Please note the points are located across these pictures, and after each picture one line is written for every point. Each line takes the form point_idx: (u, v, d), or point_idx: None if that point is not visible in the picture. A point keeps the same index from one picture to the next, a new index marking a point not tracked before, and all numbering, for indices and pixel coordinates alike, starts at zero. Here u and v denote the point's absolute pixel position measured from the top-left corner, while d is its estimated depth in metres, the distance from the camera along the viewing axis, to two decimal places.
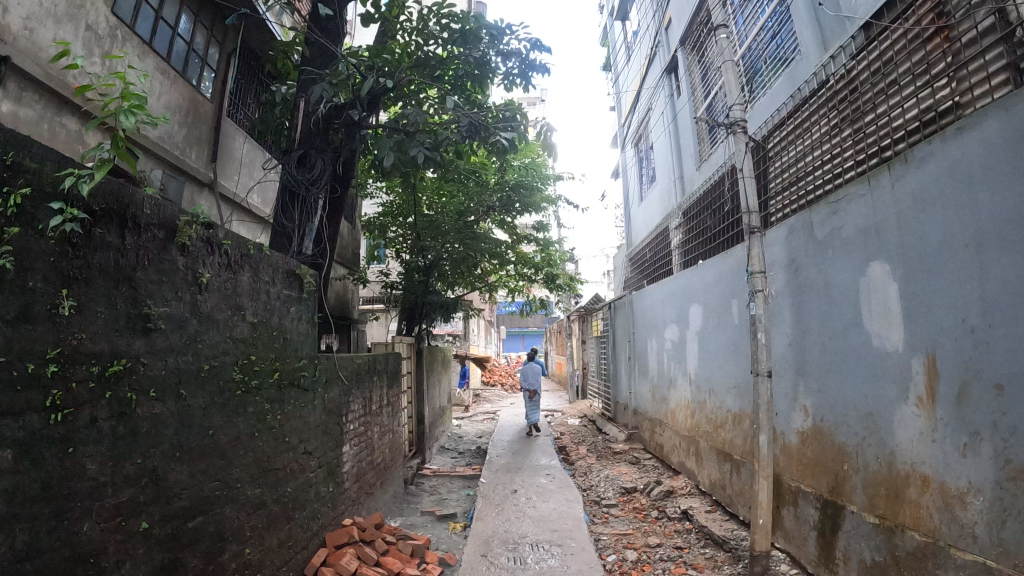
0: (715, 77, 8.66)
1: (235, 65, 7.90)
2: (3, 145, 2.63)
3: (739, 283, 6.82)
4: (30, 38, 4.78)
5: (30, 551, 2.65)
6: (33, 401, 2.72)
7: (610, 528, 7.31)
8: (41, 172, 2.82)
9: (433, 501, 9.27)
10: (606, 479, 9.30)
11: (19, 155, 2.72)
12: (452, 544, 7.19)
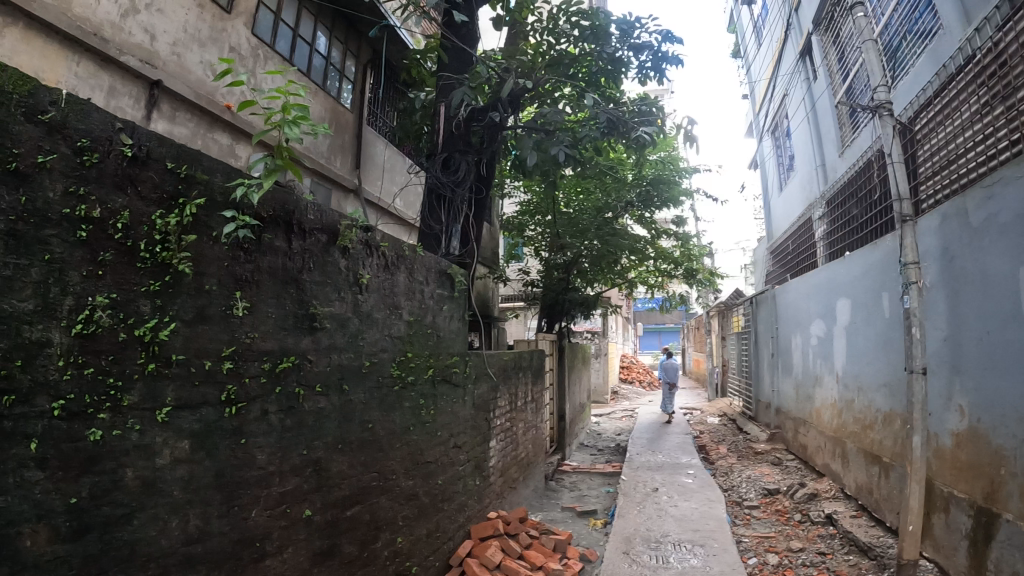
0: (853, 57, 8.21)
1: (369, 76, 8.22)
2: (176, 160, 2.86)
3: (890, 275, 6.42)
4: (178, 62, 5.30)
5: (202, 534, 2.86)
6: (209, 396, 2.95)
7: (751, 531, 7.09)
8: (213, 184, 3.04)
9: (574, 496, 9.31)
10: (748, 480, 9.01)
11: (192, 169, 2.94)
12: (592, 540, 7.22)
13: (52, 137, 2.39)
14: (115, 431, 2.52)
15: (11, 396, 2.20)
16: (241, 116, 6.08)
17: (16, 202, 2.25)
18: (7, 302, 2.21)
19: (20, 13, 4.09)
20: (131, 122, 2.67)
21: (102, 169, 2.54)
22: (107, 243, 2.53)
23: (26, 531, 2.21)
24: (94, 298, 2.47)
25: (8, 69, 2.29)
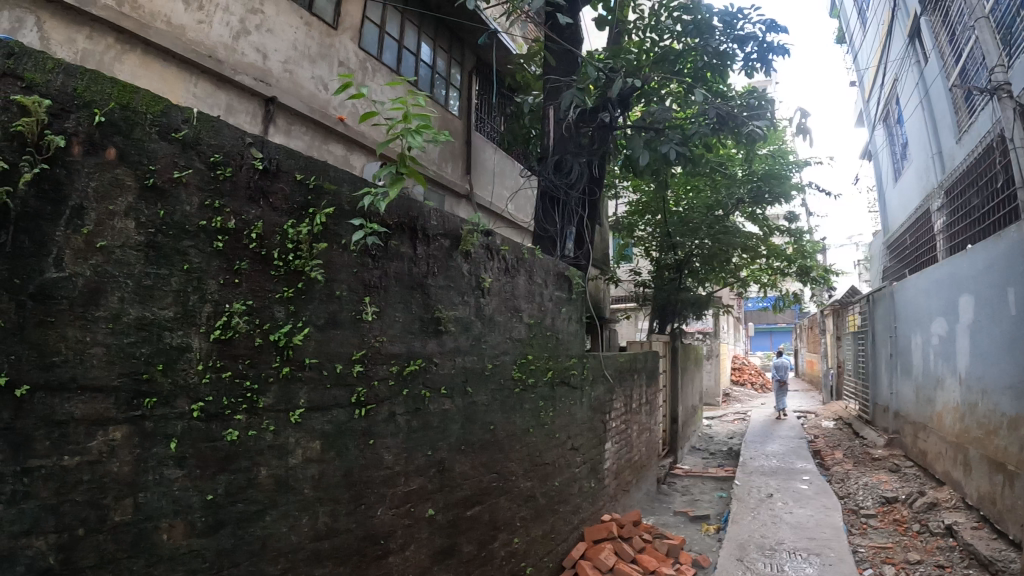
0: (965, 36, 7.72)
1: (474, 83, 8.27)
2: (304, 172, 2.98)
3: (1016, 269, 5.97)
4: (291, 79, 5.51)
5: (330, 531, 2.96)
6: (339, 398, 3.07)
7: (868, 540, 6.78)
8: (341, 194, 3.15)
9: (686, 501, 9.11)
10: (865, 488, 8.57)
11: (320, 179, 3.05)
12: (705, 546, 7.06)
13: (187, 154, 2.53)
14: (250, 431, 2.66)
15: (152, 398, 2.35)
16: (354, 127, 6.23)
17: (155, 216, 2.41)
18: (148, 310, 2.37)
19: (137, 40, 4.42)
20: (260, 136, 2.80)
21: (234, 182, 2.68)
22: (242, 253, 2.67)
23: (165, 526, 2.35)
24: (231, 306, 2.61)
25: (140, 93, 2.44)
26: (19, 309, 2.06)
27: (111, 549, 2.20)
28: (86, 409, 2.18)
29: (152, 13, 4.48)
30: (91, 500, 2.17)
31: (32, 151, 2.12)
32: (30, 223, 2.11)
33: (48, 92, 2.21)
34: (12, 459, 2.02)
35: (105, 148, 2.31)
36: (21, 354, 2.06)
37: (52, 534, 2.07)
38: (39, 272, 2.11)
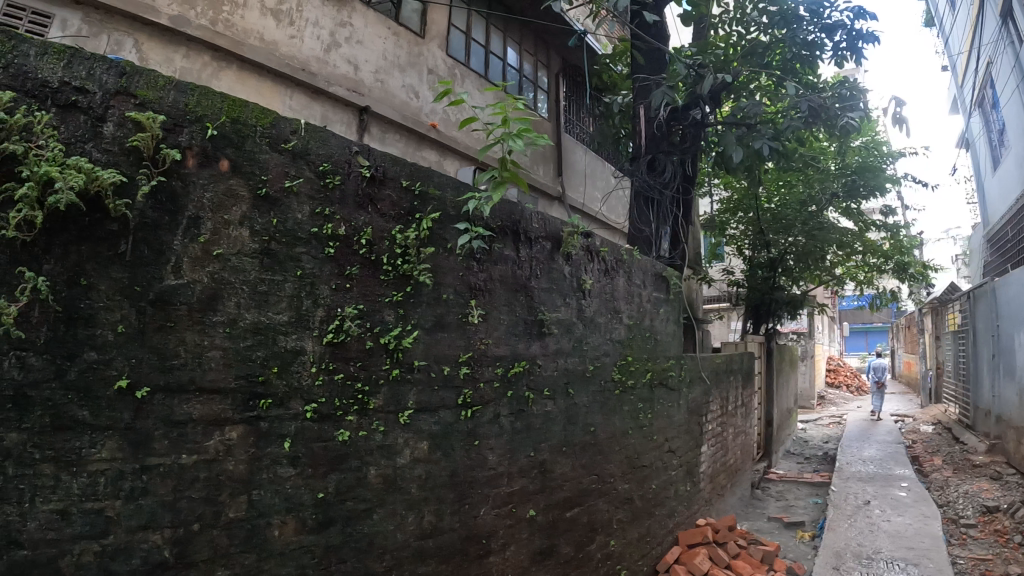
0: None
1: (561, 85, 8.21)
2: (410, 178, 3.05)
3: None
4: (383, 88, 5.58)
5: (435, 529, 3.01)
6: (447, 399, 3.12)
7: (968, 552, 6.41)
8: (445, 199, 3.20)
9: (780, 506, 8.85)
10: (965, 496, 8.09)
11: (425, 185, 3.11)
12: (800, 554, 6.83)
13: (297, 163, 2.63)
14: (360, 432, 2.74)
15: (267, 399, 2.46)
16: (447, 133, 6.23)
17: (268, 224, 2.52)
18: (263, 314, 2.48)
19: (233, 57, 4.62)
20: (366, 144, 2.87)
21: (343, 190, 2.76)
22: (353, 259, 2.77)
23: (277, 522, 2.45)
24: (343, 310, 2.71)
25: (249, 106, 2.54)
26: (139, 315, 2.19)
27: (224, 543, 2.30)
28: (203, 410, 2.30)
29: (245, 31, 4.66)
30: (206, 496, 2.28)
31: (148, 164, 2.25)
32: (148, 232, 2.24)
33: (162, 108, 2.33)
34: (133, 457, 2.15)
35: (218, 161, 2.42)
36: (142, 357, 2.18)
37: (168, 529, 2.19)
38: (158, 279, 2.24)
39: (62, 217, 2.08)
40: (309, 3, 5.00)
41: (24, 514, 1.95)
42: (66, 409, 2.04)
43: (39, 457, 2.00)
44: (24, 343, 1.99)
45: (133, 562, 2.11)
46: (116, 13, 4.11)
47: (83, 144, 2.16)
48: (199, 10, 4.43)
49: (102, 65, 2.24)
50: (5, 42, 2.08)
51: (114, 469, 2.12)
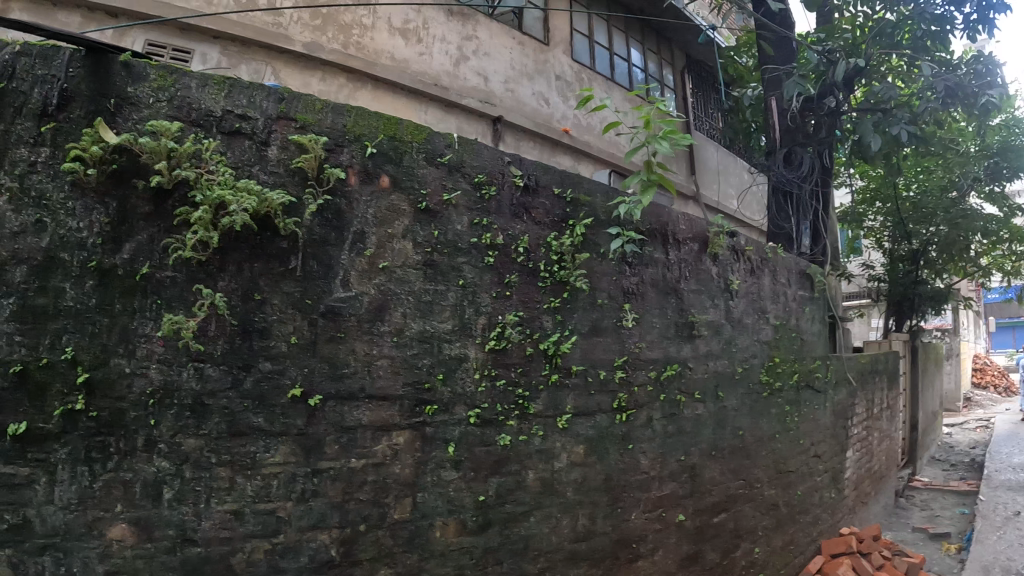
0: None
1: (687, 82, 7.96)
2: (562, 185, 3.16)
3: None
4: (515, 97, 5.59)
5: (588, 532, 3.03)
6: (603, 403, 3.16)
7: None
8: (596, 205, 3.28)
9: (925, 517, 8.29)
10: None
11: (576, 192, 3.21)
12: (946, 568, 6.37)
13: (453, 177, 2.79)
14: (521, 436, 2.83)
15: (432, 406, 2.60)
16: (580, 138, 6.16)
17: (431, 236, 2.69)
18: (429, 323, 2.65)
19: (367, 77, 4.76)
20: (517, 154, 3.00)
21: (499, 201, 2.91)
22: (512, 267, 2.90)
23: (438, 523, 2.56)
24: (504, 317, 2.84)
25: (404, 124, 2.69)
26: (311, 327, 2.41)
27: (388, 544, 2.43)
28: (372, 416, 2.48)
29: (376, 51, 4.78)
30: (372, 498, 2.43)
31: (312, 183, 2.46)
32: (316, 248, 2.46)
33: (322, 130, 2.52)
34: (305, 460, 2.34)
35: (378, 177, 2.61)
36: (313, 366, 2.39)
37: (335, 529, 2.35)
38: (326, 293, 2.45)
39: (234, 238, 2.31)
40: (436, 20, 5.08)
41: (201, 512, 2.18)
42: (243, 416, 2.27)
43: (216, 461, 2.22)
44: (202, 355, 2.24)
45: (301, 559, 2.28)
46: (251, 44, 4.35)
47: (250, 168, 2.39)
48: (332, 35, 4.60)
49: (261, 93, 2.45)
50: (170, 77, 2.33)
51: (287, 473, 2.31)
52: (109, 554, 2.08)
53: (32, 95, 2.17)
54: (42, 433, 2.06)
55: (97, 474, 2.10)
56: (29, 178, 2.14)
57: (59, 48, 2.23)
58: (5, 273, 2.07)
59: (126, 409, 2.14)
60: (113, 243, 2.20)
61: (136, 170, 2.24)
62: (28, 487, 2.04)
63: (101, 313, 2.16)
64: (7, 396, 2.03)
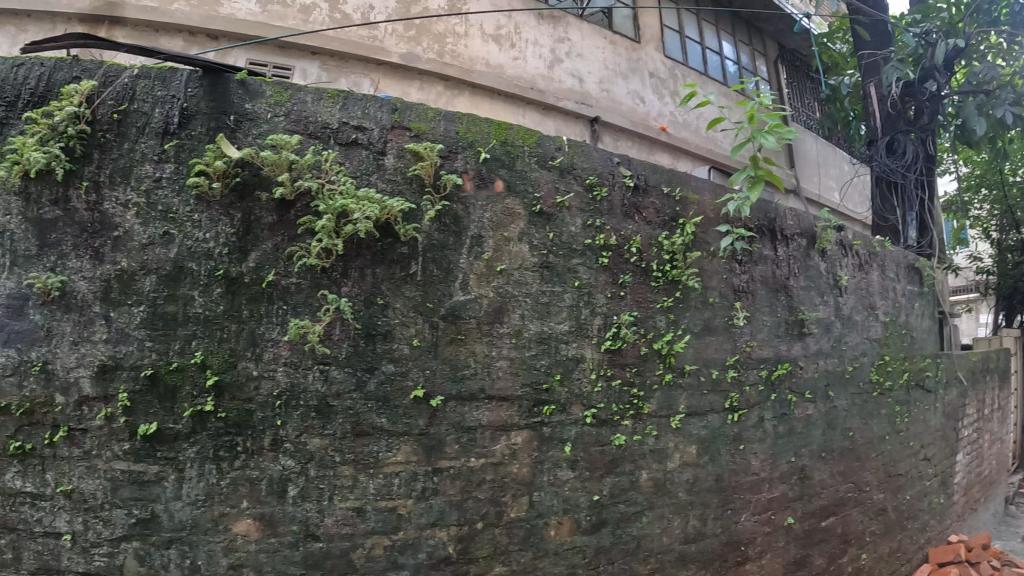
0: None
1: (782, 73, 7.59)
2: (670, 185, 3.19)
3: None
4: (610, 97, 5.50)
5: (699, 534, 3.01)
6: (715, 403, 3.15)
7: None
8: (703, 203, 3.27)
9: None
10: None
11: (684, 190, 3.22)
12: None
13: (565, 179, 2.88)
14: (635, 436, 2.86)
15: (550, 406, 2.68)
16: (678, 135, 5.97)
17: (546, 238, 2.78)
18: (546, 325, 2.73)
19: (465, 84, 4.83)
20: (626, 155, 3.07)
21: (611, 201, 2.97)
22: (625, 267, 2.95)
23: (553, 522, 2.62)
24: (619, 318, 2.88)
25: (513, 128, 2.81)
26: (432, 329, 2.53)
27: (504, 541, 2.52)
28: (491, 416, 2.56)
29: (471, 59, 4.85)
30: (490, 497, 2.52)
31: (430, 189, 2.59)
32: (435, 252, 2.58)
33: (436, 138, 2.67)
34: (425, 460, 2.45)
35: (493, 182, 2.73)
36: (435, 368, 2.51)
37: (453, 527, 2.45)
38: (447, 296, 2.57)
39: (356, 244, 2.45)
40: (527, 25, 5.11)
41: (323, 509, 2.32)
42: (366, 416, 2.40)
43: (340, 460, 2.36)
44: (328, 358, 2.39)
45: (419, 555, 2.39)
46: (349, 58, 4.48)
47: (369, 176, 2.53)
48: (426, 44, 4.69)
49: (375, 104, 2.61)
50: (285, 92, 2.51)
51: (408, 472, 2.42)
52: (233, 548, 2.23)
53: (154, 115, 2.39)
54: (172, 433, 2.25)
55: (224, 472, 2.26)
56: (155, 193, 2.34)
57: (179, 70, 2.47)
58: (137, 283, 2.29)
59: (253, 410, 2.31)
60: (239, 251, 2.36)
61: (258, 182, 2.40)
62: (158, 483, 2.23)
63: (228, 319, 2.33)
64: (141, 398, 2.24)
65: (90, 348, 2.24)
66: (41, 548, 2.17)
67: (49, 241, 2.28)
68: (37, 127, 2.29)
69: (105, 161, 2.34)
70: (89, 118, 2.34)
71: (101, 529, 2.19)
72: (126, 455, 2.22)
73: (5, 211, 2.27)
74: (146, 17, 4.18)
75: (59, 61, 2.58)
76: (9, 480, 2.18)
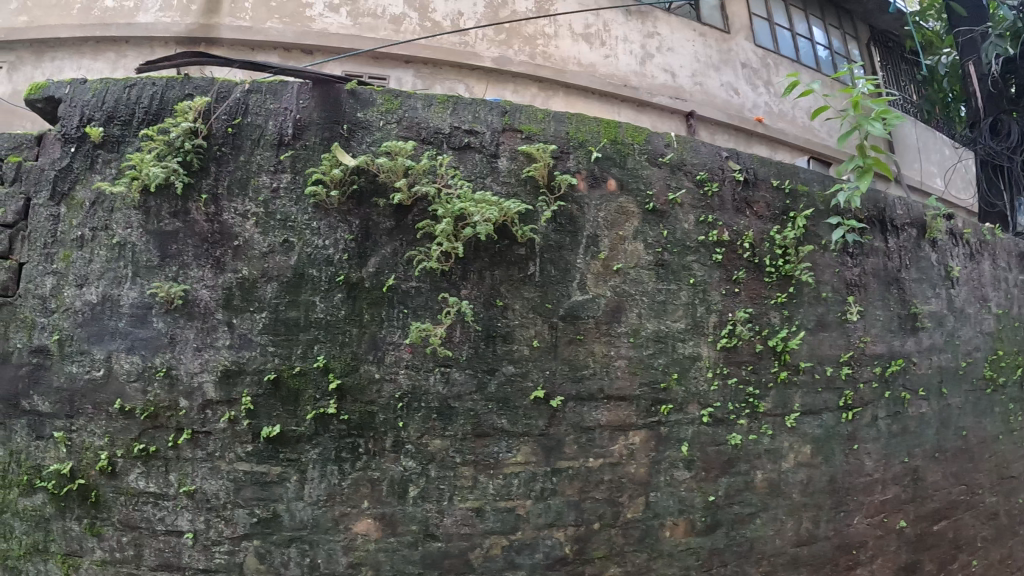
0: None
1: (875, 55, 7.15)
2: (779, 178, 3.25)
3: None
4: (703, 91, 5.31)
5: (811, 537, 3.06)
6: (830, 401, 3.20)
7: None
8: (814, 195, 3.34)
9: None
10: None
11: (793, 182, 3.29)
12: None
13: (676, 175, 3.00)
14: (750, 436, 2.96)
15: (667, 405, 2.81)
16: (776, 125, 5.67)
17: (660, 236, 2.92)
18: (663, 323, 2.86)
19: (558, 86, 4.82)
20: (735, 149, 3.16)
21: (721, 196, 3.08)
22: (738, 263, 3.06)
23: (668, 523, 2.76)
24: (733, 315, 3.00)
25: (623, 126, 2.96)
26: (551, 330, 2.70)
27: (620, 542, 2.68)
28: (610, 416, 2.72)
29: (563, 59, 4.85)
30: (607, 497, 2.68)
31: (545, 190, 2.77)
32: (553, 253, 2.75)
33: (548, 138, 2.83)
34: (544, 460, 2.63)
35: (606, 180, 2.88)
36: (555, 369, 2.68)
37: (570, 527, 2.62)
38: (566, 296, 2.74)
39: (475, 248, 2.64)
40: (615, 22, 5.09)
41: (442, 509, 2.51)
42: (488, 417, 2.58)
43: (460, 460, 2.54)
44: (449, 360, 2.58)
45: (537, 555, 2.57)
46: (443, 65, 4.57)
47: (483, 178, 2.73)
48: (517, 47, 4.73)
49: (485, 108, 2.81)
50: (395, 99, 2.73)
51: (527, 472, 2.60)
52: (352, 547, 2.44)
53: (268, 127, 2.65)
54: (294, 435, 2.46)
55: (345, 473, 2.47)
56: (273, 203, 2.58)
57: (289, 84, 2.74)
58: (258, 290, 2.51)
59: (376, 412, 2.50)
60: (358, 257, 2.57)
61: (374, 189, 2.61)
62: (281, 483, 2.43)
63: (349, 322, 2.53)
64: (263, 402, 2.46)
65: (212, 353, 2.48)
66: (164, 545, 2.43)
67: (170, 252, 2.54)
68: (156, 144, 2.56)
69: (222, 174, 2.59)
70: (206, 133, 2.60)
71: (222, 527, 2.41)
72: (248, 457, 2.44)
73: (127, 225, 2.57)
74: (240, 36, 4.37)
75: (172, 80, 2.76)
76: (134, 481, 2.46)
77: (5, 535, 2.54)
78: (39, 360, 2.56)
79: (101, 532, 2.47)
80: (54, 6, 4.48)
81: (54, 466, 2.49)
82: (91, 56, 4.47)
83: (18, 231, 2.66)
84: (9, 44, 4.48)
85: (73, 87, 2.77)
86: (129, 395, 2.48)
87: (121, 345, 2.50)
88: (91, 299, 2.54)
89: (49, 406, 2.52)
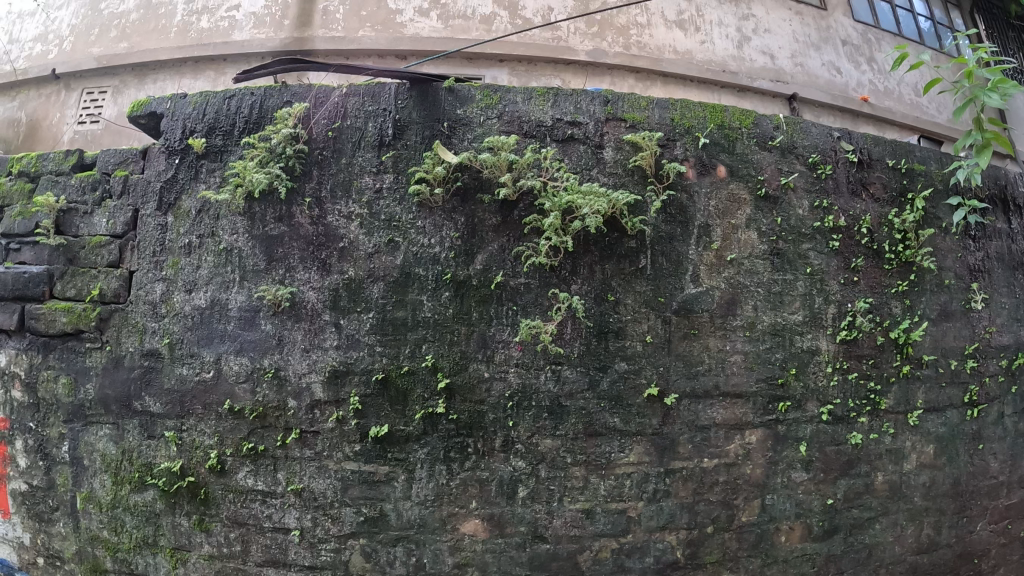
0: None
1: (982, 23, 6.69)
2: (896, 157, 3.24)
3: None
4: (805, 72, 5.09)
5: (932, 544, 3.10)
6: (954, 397, 3.17)
7: None
8: (931, 173, 3.30)
9: None
10: None
11: (910, 162, 3.26)
12: None
13: (787, 159, 3.03)
14: (871, 435, 2.97)
15: (786, 403, 2.84)
16: (883, 104, 5.39)
17: (773, 224, 2.94)
18: (779, 315, 2.88)
19: (655, 75, 4.73)
20: (846, 130, 3.16)
21: (835, 178, 3.09)
22: (856, 250, 3.05)
23: (784, 528, 2.82)
24: (853, 306, 2.99)
25: (729, 111, 2.99)
26: (663, 324, 2.75)
27: (733, 547, 2.76)
28: (725, 414, 2.77)
29: (658, 48, 4.73)
30: (722, 499, 2.75)
31: (653, 180, 2.82)
32: (663, 245, 2.80)
33: (652, 125, 2.90)
34: (658, 460, 2.70)
35: (715, 168, 2.92)
36: (668, 364, 2.74)
37: (684, 529, 2.71)
38: (679, 289, 2.79)
39: (583, 241, 2.72)
40: (709, 6, 4.93)
41: (551, 511, 2.62)
42: (600, 416, 2.66)
43: (571, 461, 2.63)
44: (560, 358, 2.66)
45: (648, 558, 2.66)
46: (538, 61, 4.57)
47: (589, 170, 2.82)
48: (610, 39, 4.64)
49: (587, 98, 2.88)
50: (494, 95, 2.85)
51: (640, 472, 2.68)
52: (459, 547, 2.58)
53: (368, 129, 2.80)
54: (403, 434, 2.59)
55: (454, 472, 2.59)
56: (376, 204, 2.71)
57: (386, 85, 2.87)
58: (365, 291, 2.66)
59: (485, 411, 2.61)
60: (465, 255, 2.69)
61: (478, 186, 2.73)
62: (388, 483, 2.58)
63: (457, 321, 2.64)
64: (371, 402, 2.60)
65: (320, 354, 2.63)
66: (271, 542, 2.60)
67: (276, 256, 2.70)
68: (259, 151, 2.74)
69: (324, 177, 2.76)
70: (306, 138, 2.78)
71: (329, 526, 2.58)
72: (356, 456, 2.58)
73: (234, 231, 2.74)
74: (334, 45, 4.45)
75: (269, 88, 2.90)
76: (243, 480, 2.62)
77: (117, 530, 2.72)
78: (150, 362, 2.72)
79: (209, 528, 2.64)
80: (152, 31, 4.66)
81: (166, 464, 2.65)
82: (192, 75, 4.61)
83: (127, 241, 2.85)
84: (113, 69, 4.72)
85: (174, 102, 2.96)
86: (237, 395, 2.64)
87: (231, 346, 2.66)
88: (201, 303, 2.70)
89: (161, 407, 2.69)
